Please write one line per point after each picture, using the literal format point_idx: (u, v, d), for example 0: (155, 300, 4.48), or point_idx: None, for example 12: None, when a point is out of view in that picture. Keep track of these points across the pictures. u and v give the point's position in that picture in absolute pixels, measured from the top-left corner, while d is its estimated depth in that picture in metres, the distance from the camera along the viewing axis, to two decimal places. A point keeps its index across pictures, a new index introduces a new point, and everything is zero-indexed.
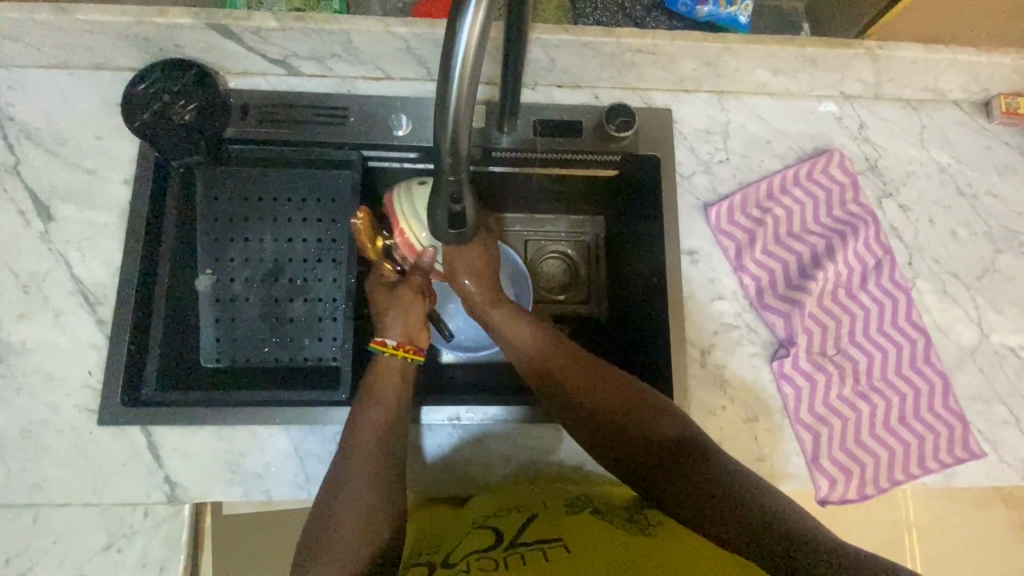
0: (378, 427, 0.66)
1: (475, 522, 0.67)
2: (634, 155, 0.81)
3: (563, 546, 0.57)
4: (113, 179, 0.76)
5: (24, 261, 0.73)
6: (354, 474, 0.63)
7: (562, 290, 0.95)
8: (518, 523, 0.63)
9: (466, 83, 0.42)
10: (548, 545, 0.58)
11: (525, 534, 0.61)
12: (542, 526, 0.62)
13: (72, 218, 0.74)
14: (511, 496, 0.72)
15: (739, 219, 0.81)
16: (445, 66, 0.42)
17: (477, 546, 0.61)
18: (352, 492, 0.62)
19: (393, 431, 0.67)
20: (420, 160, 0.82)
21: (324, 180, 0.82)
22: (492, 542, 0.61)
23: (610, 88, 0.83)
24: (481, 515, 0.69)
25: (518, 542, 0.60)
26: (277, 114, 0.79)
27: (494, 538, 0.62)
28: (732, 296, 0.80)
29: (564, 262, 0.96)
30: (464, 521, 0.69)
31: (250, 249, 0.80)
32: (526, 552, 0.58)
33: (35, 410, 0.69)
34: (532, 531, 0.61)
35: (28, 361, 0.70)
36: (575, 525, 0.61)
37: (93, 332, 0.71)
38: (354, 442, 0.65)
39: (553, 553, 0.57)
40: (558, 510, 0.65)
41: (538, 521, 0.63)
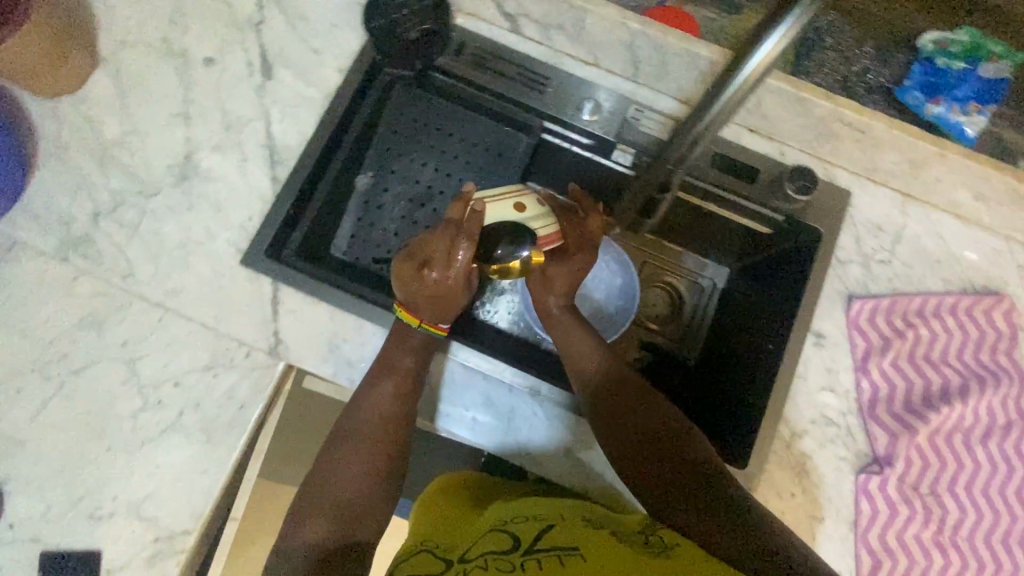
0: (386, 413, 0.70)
1: (491, 528, 0.68)
2: (795, 221, 0.81)
3: (580, 557, 0.57)
4: (329, 65, 0.83)
5: (235, 105, 0.81)
6: (349, 449, 0.69)
7: (657, 322, 0.96)
8: (535, 531, 0.64)
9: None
10: (565, 551, 0.58)
11: (542, 541, 0.61)
12: (557, 537, 0.62)
13: (285, 84, 0.82)
14: (518, 505, 0.72)
15: (880, 323, 0.78)
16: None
17: (494, 549, 0.62)
18: (348, 467, 0.68)
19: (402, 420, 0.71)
20: (590, 148, 0.84)
21: (498, 135, 0.87)
22: (507, 547, 0.62)
23: (799, 151, 0.82)
24: (495, 522, 0.69)
25: (534, 549, 0.60)
26: (485, 61, 0.84)
27: (511, 541, 0.63)
28: (843, 393, 0.77)
29: (670, 296, 0.97)
30: (474, 527, 0.70)
31: (411, 170, 0.87)
32: (542, 557, 0.57)
33: (196, 230, 0.77)
34: (548, 539, 0.61)
35: (206, 187, 0.78)
36: (591, 538, 0.61)
37: (265, 185, 0.79)
38: (364, 411, 0.70)
39: (569, 560, 0.56)
40: (573, 523, 0.65)
41: (557, 530, 0.63)
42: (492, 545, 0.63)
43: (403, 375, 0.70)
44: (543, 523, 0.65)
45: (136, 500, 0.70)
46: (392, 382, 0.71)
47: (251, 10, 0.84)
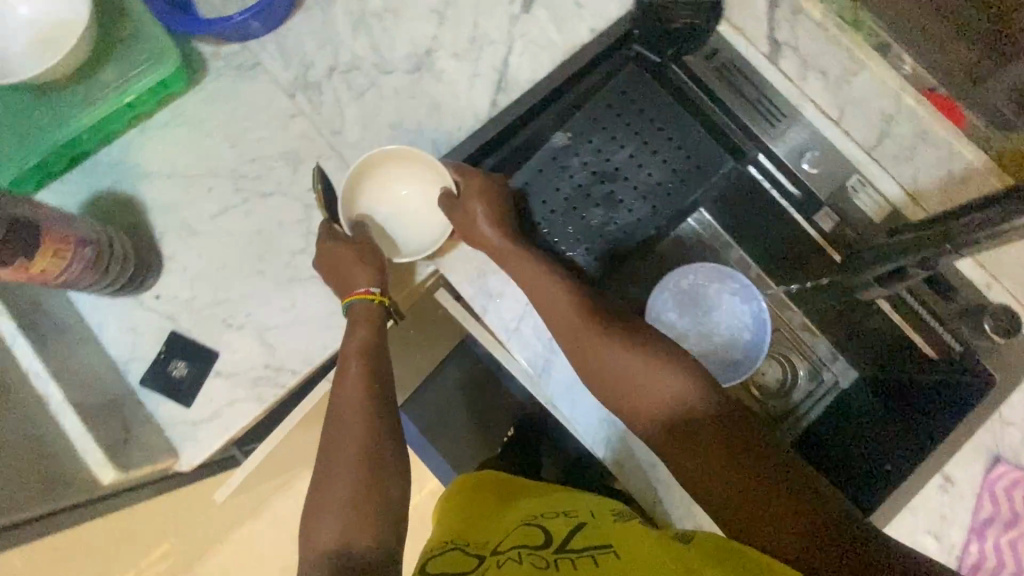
0: (364, 389, 0.65)
1: (519, 521, 0.67)
2: (972, 358, 0.75)
3: (613, 554, 0.55)
4: (585, 20, 0.84)
5: (487, 21, 0.84)
6: (346, 426, 0.62)
7: (762, 391, 0.93)
8: (566, 527, 0.62)
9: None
10: (598, 551, 0.56)
11: (574, 539, 0.59)
12: (591, 532, 0.60)
13: (538, 22, 0.84)
14: (546, 500, 0.70)
15: (1016, 498, 0.72)
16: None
17: (524, 543, 0.60)
18: (346, 452, 0.60)
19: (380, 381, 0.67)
20: (791, 198, 0.85)
21: (705, 148, 0.87)
22: (539, 540, 0.60)
23: (1007, 292, 0.76)
24: (525, 515, 0.68)
25: (566, 548, 0.58)
26: (731, 75, 0.83)
27: (542, 536, 0.61)
28: (943, 546, 0.73)
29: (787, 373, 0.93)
30: (504, 520, 0.68)
31: (607, 146, 0.88)
32: (576, 557, 0.56)
33: (410, 120, 0.82)
34: (580, 537, 0.59)
35: (433, 86, 0.82)
36: (625, 532, 0.59)
37: (484, 106, 0.82)
38: (337, 404, 0.64)
39: (605, 562, 0.54)
40: (603, 518, 0.63)
41: (588, 530, 0.60)
42: (523, 539, 0.61)
43: (358, 353, 0.68)
44: (573, 518, 0.63)
45: (264, 326, 0.75)
46: (353, 371, 0.67)
47: None
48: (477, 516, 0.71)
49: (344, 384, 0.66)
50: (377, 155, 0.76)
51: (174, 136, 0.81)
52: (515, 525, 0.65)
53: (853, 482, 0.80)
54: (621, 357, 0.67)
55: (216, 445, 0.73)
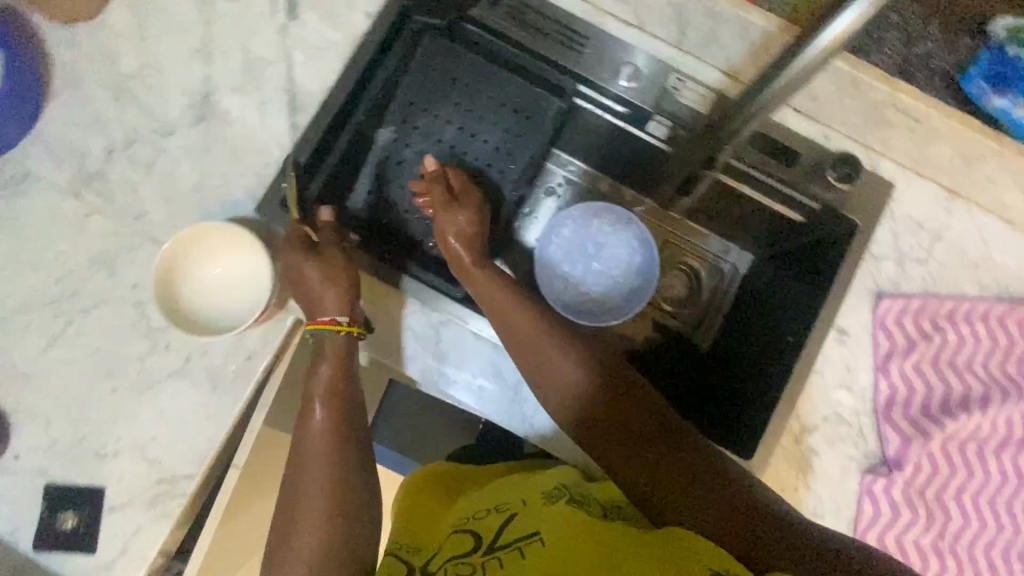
0: (327, 430, 0.63)
1: (457, 523, 0.66)
2: (831, 212, 0.76)
3: (539, 541, 0.54)
4: (357, 8, 0.78)
5: (255, 43, 0.77)
6: (309, 479, 0.59)
7: (673, 303, 0.93)
8: (498, 523, 0.61)
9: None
10: (525, 542, 0.54)
11: (502, 535, 0.58)
12: (523, 519, 0.59)
13: (309, 25, 0.77)
14: (489, 489, 0.70)
15: (906, 325, 0.76)
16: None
17: (455, 553, 0.60)
18: (313, 504, 0.57)
19: (348, 437, 0.63)
20: (624, 118, 0.80)
21: (529, 95, 0.82)
22: (470, 545, 0.60)
23: (847, 136, 0.76)
24: (464, 514, 0.67)
25: (495, 548, 0.57)
26: (521, 14, 0.79)
27: (473, 540, 0.60)
28: (859, 394, 0.75)
29: (688, 279, 0.94)
30: (449, 519, 0.68)
31: (435, 127, 0.84)
32: (502, 555, 0.55)
33: (211, 174, 0.74)
34: (509, 530, 0.58)
35: (223, 131, 0.75)
36: (556, 518, 0.56)
37: (284, 133, 0.76)
38: (306, 443, 0.62)
39: (529, 551, 0.53)
40: (537, 501, 0.61)
41: (519, 519, 0.59)
42: (454, 549, 0.60)
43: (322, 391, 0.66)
44: (506, 510, 0.62)
45: (142, 441, 0.71)
46: (319, 421, 0.64)
47: None
48: (427, 522, 0.70)
49: (313, 434, 0.63)
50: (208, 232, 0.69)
51: None
52: (453, 529, 0.65)
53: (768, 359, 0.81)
54: (526, 323, 0.68)
55: None
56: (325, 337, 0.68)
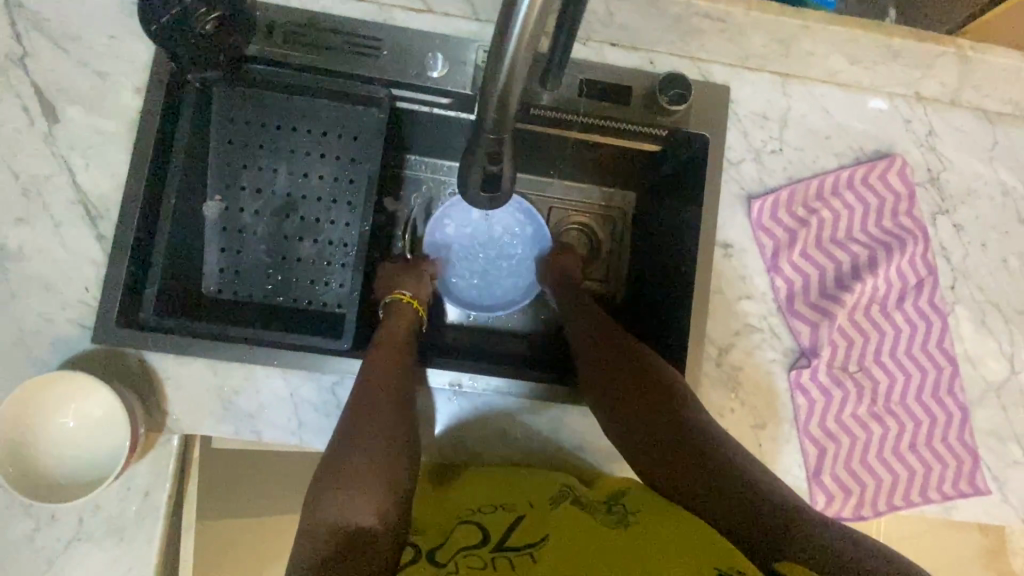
0: (394, 376, 0.66)
1: (458, 515, 0.64)
2: (680, 132, 0.75)
3: (550, 549, 0.54)
4: (125, 87, 0.71)
5: (24, 162, 0.69)
6: (372, 423, 0.61)
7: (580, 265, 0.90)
8: (506, 522, 0.60)
9: (526, 42, 0.37)
10: (535, 547, 0.55)
11: (512, 537, 0.58)
12: (530, 527, 0.59)
13: (79, 123, 0.70)
14: (487, 477, 0.68)
15: (782, 217, 0.76)
16: (503, 30, 0.37)
17: (462, 543, 0.58)
18: (369, 451, 0.59)
19: (410, 383, 0.67)
20: (452, 107, 0.76)
21: (348, 115, 0.75)
22: (476, 537, 0.58)
23: (667, 55, 0.75)
24: (463, 508, 0.65)
25: (504, 548, 0.56)
26: (304, 36, 0.72)
27: (480, 536, 0.59)
28: (760, 297, 0.76)
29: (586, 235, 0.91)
30: (453, 506, 0.66)
31: (264, 180, 0.76)
32: (513, 558, 0.55)
33: (28, 319, 0.67)
34: (518, 535, 0.58)
35: (24, 268, 0.67)
36: (564, 523, 0.57)
37: (93, 247, 0.68)
38: (375, 361, 0.66)
39: (541, 558, 0.53)
40: (542, 506, 0.61)
41: (528, 525, 0.59)
42: (462, 540, 0.59)
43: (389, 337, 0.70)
44: (511, 513, 0.61)
45: None
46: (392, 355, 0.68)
47: (6, 42, 0.69)
48: (427, 511, 0.67)
49: (382, 364, 0.66)
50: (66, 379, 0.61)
51: None
52: (453, 521, 0.63)
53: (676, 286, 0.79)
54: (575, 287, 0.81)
55: None
56: (404, 310, 0.76)
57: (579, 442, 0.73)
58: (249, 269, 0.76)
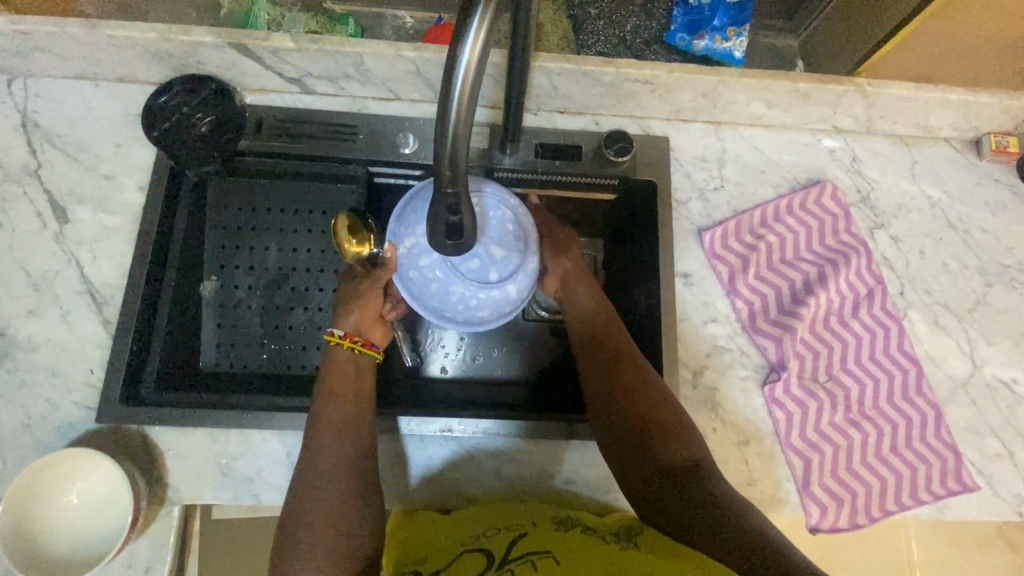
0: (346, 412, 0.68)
1: (466, 540, 0.64)
2: (631, 178, 0.84)
3: (553, 560, 0.55)
4: (128, 186, 0.79)
5: (37, 260, 0.75)
6: (325, 474, 0.64)
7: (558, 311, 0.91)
8: (508, 540, 0.61)
9: (463, 115, 0.44)
10: (536, 556, 0.56)
11: (515, 548, 0.59)
12: (531, 541, 0.60)
13: (88, 222, 0.77)
14: (483, 515, 0.68)
15: (732, 245, 0.83)
16: (444, 103, 0.44)
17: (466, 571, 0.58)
18: (326, 502, 0.63)
19: (363, 425, 0.68)
20: (424, 177, 0.84)
21: (330, 194, 0.83)
22: (482, 562, 0.59)
23: (610, 116, 0.86)
24: (467, 534, 0.66)
25: (507, 561, 0.57)
26: (290, 129, 0.82)
27: (484, 559, 0.59)
28: (725, 319, 0.81)
29: None
30: (454, 536, 0.66)
31: (256, 258, 0.82)
32: (515, 564, 0.55)
33: (35, 405, 0.70)
34: (519, 546, 0.59)
35: (33, 357, 0.72)
36: (566, 543, 0.58)
37: (98, 332, 0.73)
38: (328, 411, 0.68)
39: (542, 564, 0.55)
40: (546, 527, 0.63)
41: (529, 539, 0.60)
42: (465, 566, 0.59)
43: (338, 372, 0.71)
44: (513, 530, 0.63)
45: None
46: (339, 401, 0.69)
47: (23, 157, 0.78)
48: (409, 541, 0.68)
49: (330, 414, 0.67)
50: (88, 462, 0.64)
51: None
52: (456, 549, 0.63)
53: (642, 313, 0.84)
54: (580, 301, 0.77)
55: None
56: (336, 351, 0.73)
57: (570, 475, 0.75)
58: (243, 343, 0.80)
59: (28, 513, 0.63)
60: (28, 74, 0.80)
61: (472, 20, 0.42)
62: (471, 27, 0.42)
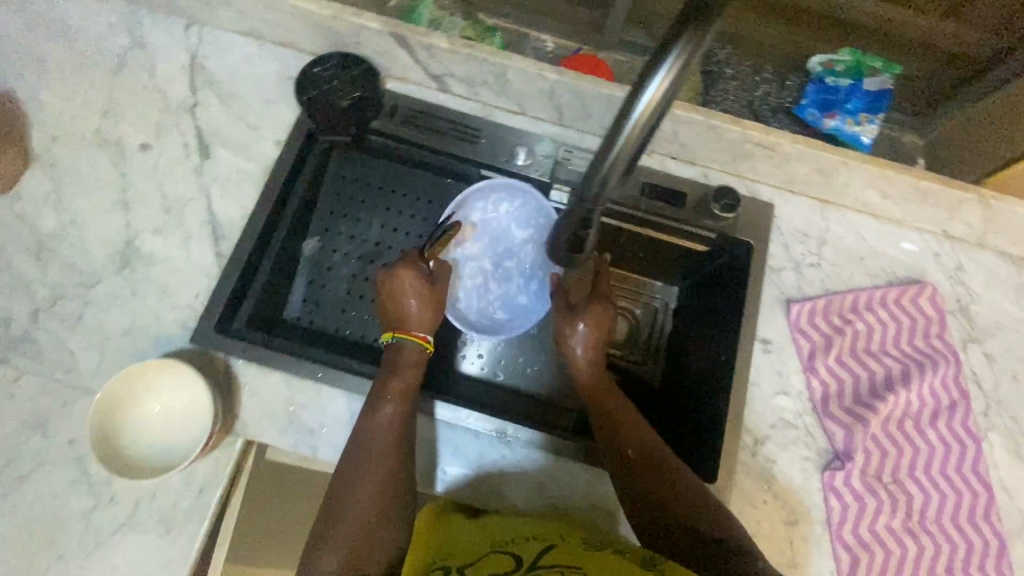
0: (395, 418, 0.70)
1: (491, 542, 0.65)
2: (729, 237, 0.85)
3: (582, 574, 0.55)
4: (267, 138, 0.85)
5: (173, 186, 0.82)
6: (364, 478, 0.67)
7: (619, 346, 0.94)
8: (537, 550, 0.61)
9: (627, 148, 0.46)
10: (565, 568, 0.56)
11: (544, 558, 0.59)
12: (559, 554, 0.60)
13: (224, 162, 0.84)
14: (499, 525, 0.68)
15: (818, 323, 0.82)
16: (613, 134, 0.46)
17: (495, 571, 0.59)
18: (362, 504, 0.65)
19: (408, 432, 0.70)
20: (528, 192, 0.87)
21: (440, 188, 0.91)
22: (509, 564, 0.59)
23: (721, 172, 0.88)
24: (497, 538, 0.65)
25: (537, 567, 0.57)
26: (419, 119, 0.87)
27: (512, 563, 0.59)
28: (796, 394, 0.80)
29: (630, 322, 0.96)
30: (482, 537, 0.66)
31: (360, 229, 0.89)
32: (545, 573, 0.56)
33: (140, 314, 0.76)
34: (549, 557, 0.59)
35: (149, 270, 0.78)
36: (595, 563, 0.58)
37: (210, 262, 0.79)
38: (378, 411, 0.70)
39: None
40: (574, 546, 0.62)
41: (559, 551, 0.60)
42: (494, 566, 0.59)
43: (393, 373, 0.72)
44: (543, 542, 0.63)
45: None
46: (393, 401, 0.70)
47: (184, 93, 0.86)
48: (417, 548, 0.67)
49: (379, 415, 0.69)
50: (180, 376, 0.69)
51: None
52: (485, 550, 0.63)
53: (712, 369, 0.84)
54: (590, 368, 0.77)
55: None
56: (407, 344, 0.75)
57: (612, 508, 0.75)
58: (327, 304, 0.86)
59: (119, 403, 0.68)
60: (207, 22, 0.89)
61: (664, 65, 0.43)
62: (657, 74, 0.43)
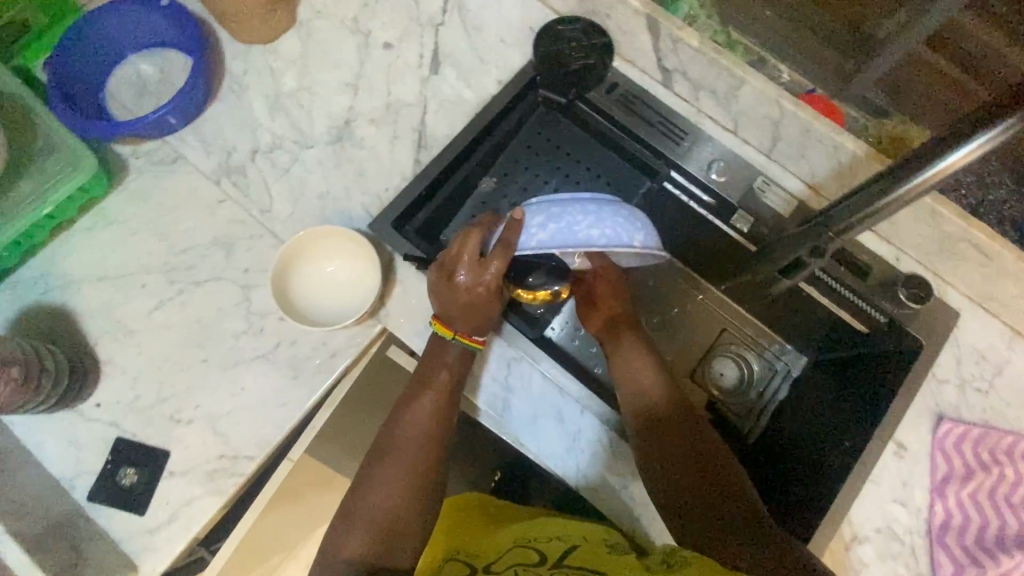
0: (428, 417, 0.72)
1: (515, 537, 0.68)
2: (900, 331, 0.78)
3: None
4: (491, 74, 0.90)
5: (399, 88, 0.89)
6: (391, 469, 0.69)
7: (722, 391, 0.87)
8: (561, 550, 0.62)
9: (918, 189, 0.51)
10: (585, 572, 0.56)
11: (569, 559, 0.60)
12: (585, 556, 0.60)
13: (448, 82, 0.90)
14: (544, 521, 0.70)
15: (965, 451, 0.76)
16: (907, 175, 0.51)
17: (519, 562, 0.62)
18: (386, 496, 0.68)
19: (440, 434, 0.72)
20: (710, 207, 0.87)
21: (626, 176, 0.90)
22: (533, 560, 0.62)
23: (914, 261, 0.83)
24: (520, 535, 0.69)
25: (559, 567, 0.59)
26: (633, 104, 0.88)
27: (537, 557, 0.62)
28: (913, 510, 0.75)
29: (740, 372, 0.87)
30: (504, 534, 0.70)
31: (533, 184, 0.90)
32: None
33: (336, 187, 0.84)
34: (574, 558, 0.60)
35: (355, 152, 0.85)
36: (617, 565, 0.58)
37: (407, 164, 0.85)
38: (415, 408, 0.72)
39: None
40: (598, 545, 0.62)
41: (583, 553, 0.61)
42: (518, 559, 0.63)
43: (441, 371, 0.73)
44: (567, 542, 0.64)
45: (214, 415, 0.75)
46: (432, 394, 0.72)
47: (435, 9, 0.92)
48: (470, 530, 0.74)
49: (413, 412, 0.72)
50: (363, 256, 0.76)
51: (104, 240, 0.82)
52: (511, 544, 0.67)
53: (830, 450, 0.79)
54: (632, 364, 0.74)
55: (179, 547, 0.72)
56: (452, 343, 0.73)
57: None
58: None
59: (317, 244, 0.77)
60: None
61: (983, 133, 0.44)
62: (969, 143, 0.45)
